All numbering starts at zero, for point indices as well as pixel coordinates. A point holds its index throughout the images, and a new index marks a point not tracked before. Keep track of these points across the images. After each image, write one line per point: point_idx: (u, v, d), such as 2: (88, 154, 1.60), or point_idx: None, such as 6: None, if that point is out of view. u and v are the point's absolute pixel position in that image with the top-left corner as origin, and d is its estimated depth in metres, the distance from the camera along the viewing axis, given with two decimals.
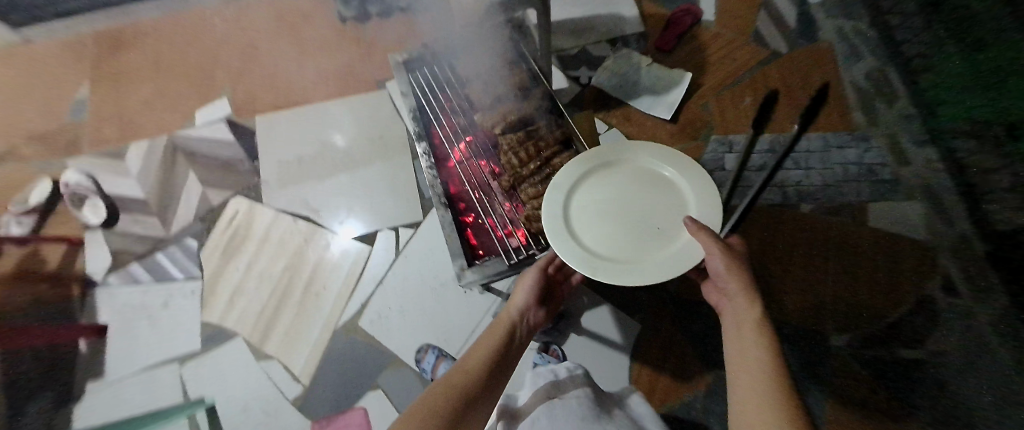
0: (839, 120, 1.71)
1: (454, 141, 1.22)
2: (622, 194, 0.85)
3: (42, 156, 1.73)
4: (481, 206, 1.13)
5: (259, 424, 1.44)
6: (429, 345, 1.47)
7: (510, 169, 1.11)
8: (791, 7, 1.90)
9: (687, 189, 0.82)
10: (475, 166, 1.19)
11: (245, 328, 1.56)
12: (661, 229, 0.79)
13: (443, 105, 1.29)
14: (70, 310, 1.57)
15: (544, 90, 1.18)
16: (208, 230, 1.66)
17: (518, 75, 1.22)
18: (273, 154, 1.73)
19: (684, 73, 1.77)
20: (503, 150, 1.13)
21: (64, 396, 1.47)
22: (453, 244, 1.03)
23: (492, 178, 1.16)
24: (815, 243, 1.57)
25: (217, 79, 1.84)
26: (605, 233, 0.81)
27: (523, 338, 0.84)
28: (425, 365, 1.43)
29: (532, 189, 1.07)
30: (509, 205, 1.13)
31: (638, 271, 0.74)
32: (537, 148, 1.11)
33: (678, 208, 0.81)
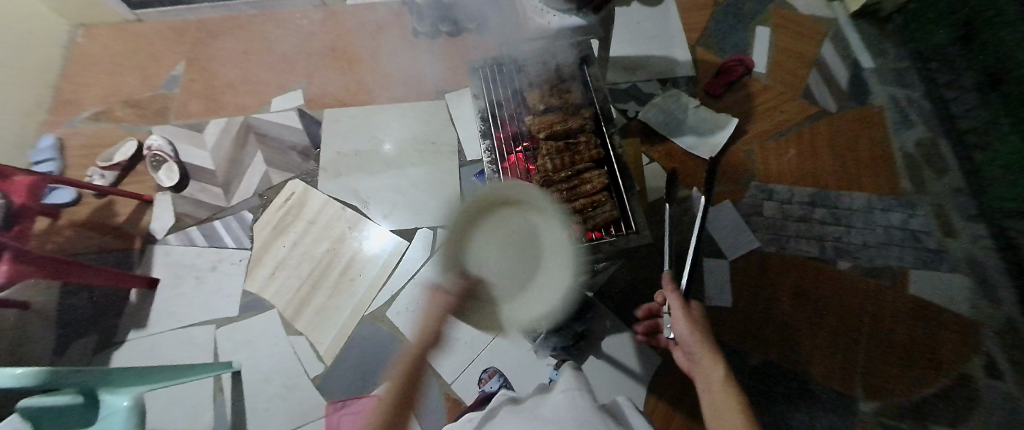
0: (886, 183, 1.70)
1: (506, 138, 1.22)
2: (510, 236, 0.84)
3: (133, 120, 1.92)
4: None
5: (279, 395, 1.50)
6: (493, 369, 1.47)
7: (549, 175, 1.12)
8: (846, 68, 1.93)
9: (540, 220, 0.87)
10: (514, 162, 1.20)
11: (280, 302, 1.64)
12: (530, 262, 0.82)
13: (502, 99, 1.27)
14: (129, 261, 1.69)
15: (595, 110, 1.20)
16: (264, 206, 1.78)
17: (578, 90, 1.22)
18: (333, 144, 1.86)
19: (730, 118, 1.83)
20: (540, 154, 1.15)
21: (108, 339, 1.57)
22: None
23: (526, 177, 1.17)
24: (856, 302, 1.53)
25: (295, 72, 2.01)
26: (502, 266, 0.79)
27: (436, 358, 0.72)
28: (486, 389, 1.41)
29: (560, 195, 1.09)
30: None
31: (529, 303, 0.78)
32: (572, 159, 1.13)
33: (534, 240, 0.85)
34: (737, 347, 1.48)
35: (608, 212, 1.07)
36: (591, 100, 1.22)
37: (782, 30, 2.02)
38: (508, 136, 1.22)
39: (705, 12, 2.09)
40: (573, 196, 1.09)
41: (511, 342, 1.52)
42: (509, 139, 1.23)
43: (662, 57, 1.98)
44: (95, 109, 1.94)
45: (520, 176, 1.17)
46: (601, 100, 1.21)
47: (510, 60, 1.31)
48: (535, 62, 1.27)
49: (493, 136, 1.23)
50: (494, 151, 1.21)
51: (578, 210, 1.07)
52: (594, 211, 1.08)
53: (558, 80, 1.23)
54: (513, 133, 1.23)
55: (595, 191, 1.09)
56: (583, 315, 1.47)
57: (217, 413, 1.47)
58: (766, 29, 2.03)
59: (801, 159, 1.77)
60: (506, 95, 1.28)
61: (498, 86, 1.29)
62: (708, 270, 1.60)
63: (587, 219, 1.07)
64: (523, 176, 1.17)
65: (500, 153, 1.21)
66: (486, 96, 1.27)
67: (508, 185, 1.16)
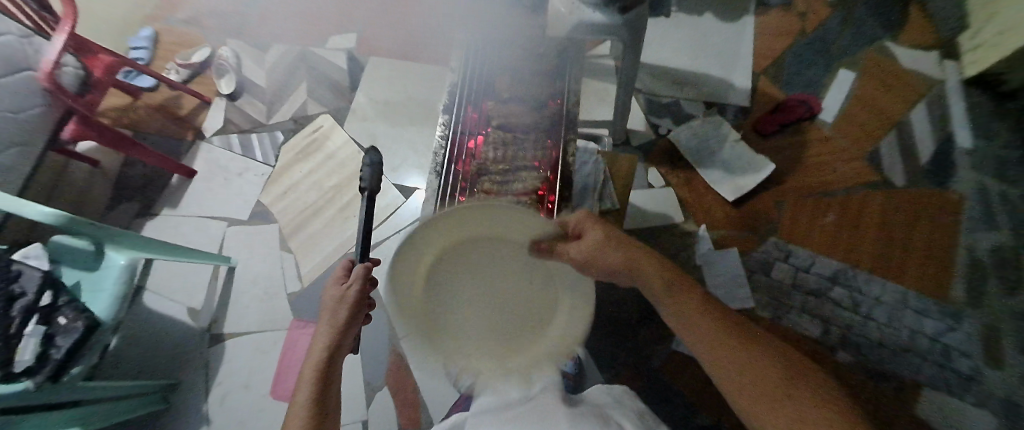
0: (933, 282, 1.45)
1: (468, 123, 1.18)
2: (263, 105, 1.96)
3: (215, 29, 2.16)
4: (450, 181, 1.10)
5: (259, 298, 1.71)
6: None
7: (488, 163, 1.13)
8: (933, 140, 1.63)
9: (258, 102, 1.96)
10: (465, 141, 1.16)
11: (284, 219, 1.82)
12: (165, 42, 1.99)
13: (474, 83, 1.22)
14: (180, 149, 1.95)
15: (554, 115, 1.16)
16: (295, 131, 1.95)
17: (546, 90, 1.19)
18: (369, 91, 1.97)
19: (768, 164, 1.63)
20: (489, 143, 1.13)
21: (147, 209, 1.84)
22: (428, 207, 1.07)
23: (475, 159, 1.13)
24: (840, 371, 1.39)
25: (355, 16, 2.12)
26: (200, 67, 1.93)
27: (342, 347, 0.85)
28: None
29: (493, 186, 1.10)
30: (468, 193, 1.10)
31: None
32: (517, 154, 1.12)
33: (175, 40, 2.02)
34: (686, 398, 1.40)
35: (531, 215, 1.05)
36: (561, 100, 1.18)
37: (870, 80, 1.75)
38: (465, 116, 1.18)
39: (787, 38, 1.84)
40: (503, 191, 1.09)
41: None
42: (471, 122, 1.18)
43: (718, 78, 1.80)
44: (187, 13, 2.21)
45: (466, 158, 1.14)
46: (570, 106, 1.16)
47: (498, 50, 1.27)
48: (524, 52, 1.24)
49: (459, 119, 1.17)
50: (451, 126, 1.15)
51: (501, 206, 1.05)
52: (518, 210, 1.06)
53: (536, 74, 1.21)
54: (476, 115, 1.19)
55: (525, 191, 1.09)
56: None
57: (209, 297, 1.72)
58: (851, 74, 1.76)
59: (838, 228, 1.56)
60: (479, 80, 1.23)
61: (474, 71, 1.24)
62: None
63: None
64: (467, 158, 1.14)
65: (458, 128, 1.16)
66: (460, 80, 1.23)
67: (455, 165, 1.12)
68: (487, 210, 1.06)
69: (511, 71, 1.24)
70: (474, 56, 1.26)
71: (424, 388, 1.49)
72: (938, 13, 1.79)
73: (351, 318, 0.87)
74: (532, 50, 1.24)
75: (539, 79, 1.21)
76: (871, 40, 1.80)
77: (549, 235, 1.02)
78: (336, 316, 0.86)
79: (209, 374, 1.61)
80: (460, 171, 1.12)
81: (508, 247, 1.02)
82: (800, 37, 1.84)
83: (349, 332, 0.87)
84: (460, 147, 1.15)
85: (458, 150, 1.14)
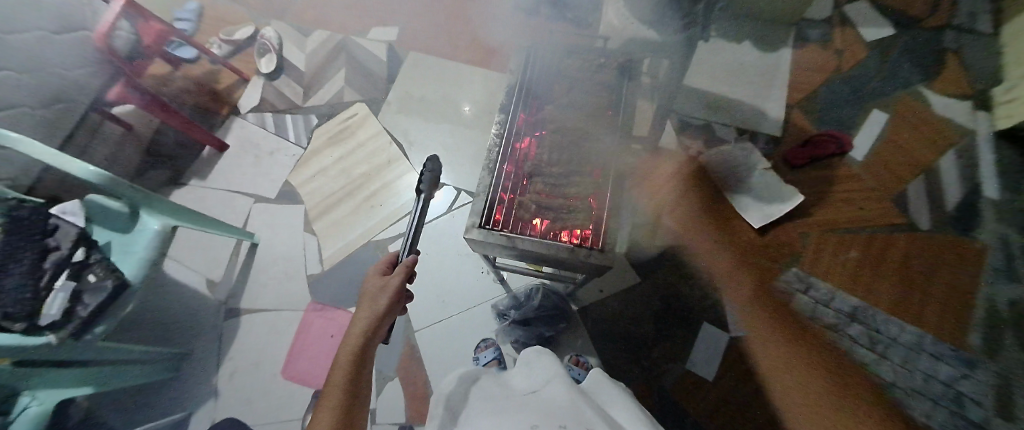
0: (950, 328, 1.45)
1: (523, 125, 1.22)
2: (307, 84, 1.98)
3: (260, 10, 2.20)
4: (499, 179, 1.13)
5: (278, 277, 1.73)
6: (492, 341, 1.49)
7: (542, 164, 1.16)
8: (960, 189, 1.65)
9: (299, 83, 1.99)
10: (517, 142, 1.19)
11: (310, 202, 1.83)
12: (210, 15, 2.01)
13: (531, 87, 1.26)
14: (214, 122, 1.97)
15: (609, 124, 1.21)
16: (329, 117, 1.98)
17: (602, 99, 1.24)
18: (406, 84, 2.00)
19: (796, 195, 1.63)
20: (543, 147, 1.18)
21: (176, 178, 1.86)
22: (477, 202, 1.08)
23: (528, 160, 1.17)
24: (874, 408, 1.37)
25: (399, 10, 2.16)
26: None
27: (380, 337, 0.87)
28: (480, 356, 1.44)
29: (545, 188, 1.13)
30: (518, 193, 1.12)
31: None
32: (569, 159, 1.16)
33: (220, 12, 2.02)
34: (696, 419, 1.40)
35: None
36: (615, 111, 1.22)
37: (901, 123, 1.77)
38: (521, 119, 1.22)
39: (823, 74, 1.87)
40: (554, 194, 1.12)
41: (482, 319, 1.58)
42: (521, 124, 1.22)
43: (752, 106, 1.82)
44: None
45: (517, 158, 1.17)
46: (624, 117, 1.20)
47: (557, 55, 1.31)
48: (583, 61, 1.29)
49: (515, 121, 1.21)
50: (505, 126, 1.19)
51: (552, 208, 1.10)
52: (568, 213, 1.08)
53: (591, 85, 1.26)
54: (527, 118, 1.22)
55: (576, 197, 1.12)
56: (555, 322, 1.51)
57: (229, 271, 1.73)
58: (884, 115, 1.79)
59: (861, 265, 1.57)
60: (536, 85, 1.27)
61: (531, 75, 1.28)
62: (702, 333, 1.50)
63: (557, 220, 1.09)
64: (518, 158, 1.17)
65: (512, 129, 1.20)
66: (517, 83, 1.27)
67: (506, 165, 1.15)
68: (539, 211, 1.10)
69: (569, 78, 1.28)
70: (533, 60, 1.30)
71: (436, 383, 1.50)
72: (974, 65, 1.82)
73: (390, 307, 0.89)
74: (591, 60, 1.29)
75: (596, 89, 1.26)
76: (906, 84, 1.83)
77: (597, 242, 1.03)
78: (377, 302, 0.88)
79: (222, 347, 1.62)
80: (510, 171, 1.15)
81: (555, 249, 1.02)
82: (836, 74, 1.87)
83: (387, 317, 0.89)
84: (512, 148, 1.18)
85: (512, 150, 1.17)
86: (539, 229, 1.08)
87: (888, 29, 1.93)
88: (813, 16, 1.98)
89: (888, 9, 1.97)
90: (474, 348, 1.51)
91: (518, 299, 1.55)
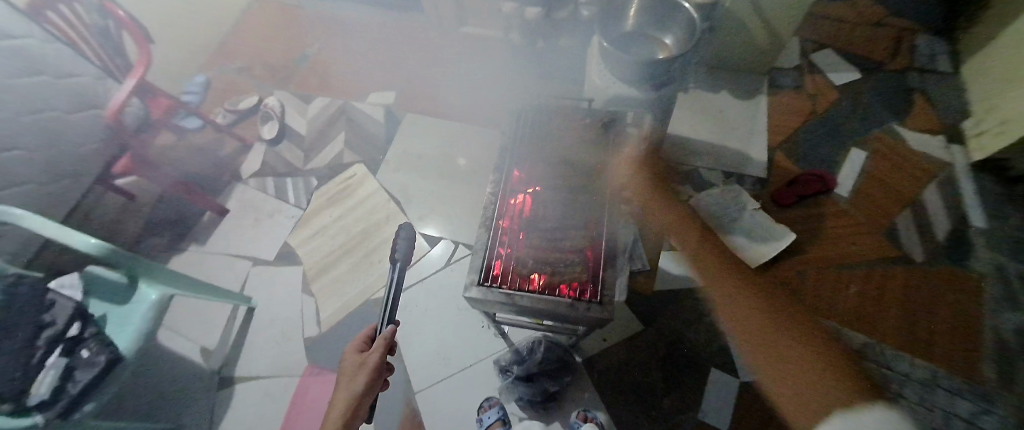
0: (961, 361, 1.42)
1: (516, 182, 1.26)
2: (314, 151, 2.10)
3: (266, 81, 2.34)
4: (496, 236, 1.16)
5: (274, 342, 1.69)
6: (495, 400, 1.43)
7: (536, 220, 1.17)
8: (947, 220, 1.68)
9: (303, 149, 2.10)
10: (511, 198, 1.23)
11: (309, 262, 1.84)
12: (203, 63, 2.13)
13: (523, 147, 1.33)
14: (216, 188, 2.02)
15: (599, 176, 1.23)
16: (329, 177, 2.04)
17: (592, 153, 1.27)
18: (404, 143, 2.08)
19: (788, 232, 1.67)
20: (535, 202, 1.21)
21: (175, 244, 1.88)
22: (474, 260, 1.11)
23: (522, 216, 1.19)
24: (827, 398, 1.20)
25: (397, 76, 2.31)
26: None
27: (361, 417, 0.87)
28: (484, 417, 1.38)
29: (539, 243, 1.13)
30: (514, 248, 1.14)
31: None
32: (562, 213, 1.17)
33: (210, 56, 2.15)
34: None
35: (576, 273, 1.07)
36: (605, 164, 1.25)
37: (881, 160, 1.84)
38: (514, 176, 1.27)
39: (799, 118, 1.98)
40: (551, 248, 1.13)
41: (484, 375, 1.53)
42: (514, 181, 1.26)
43: (735, 150, 1.90)
44: (241, 65, 2.40)
45: (512, 213, 1.20)
46: (614, 169, 1.24)
47: (546, 115, 1.39)
48: (571, 118, 1.36)
49: (510, 181, 1.26)
50: (499, 184, 1.24)
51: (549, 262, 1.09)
52: (565, 267, 1.08)
53: (578, 140, 1.30)
54: (522, 175, 1.27)
55: (573, 250, 1.12)
56: (559, 376, 1.43)
57: (224, 337, 1.70)
58: (863, 153, 1.86)
59: (862, 300, 1.57)
60: (527, 144, 1.34)
61: (522, 136, 1.35)
62: (711, 380, 1.46)
63: (556, 273, 1.08)
64: (513, 215, 1.20)
65: (506, 187, 1.25)
66: (510, 144, 1.34)
67: (501, 222, 1.18)
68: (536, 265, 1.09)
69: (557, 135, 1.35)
70: (525, 122, 1.38)
71: None
72: (940, 103, 1.94)
73: (369, 385, 0.88)
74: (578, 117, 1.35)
75: (584, 143, 1.30)
76: (879, 122, 1.93)
77: (594, 294, 1.03)
78: (355, 379, 0.88)
79: (212, 420, 1.54)
80: (505, 226, 1.18)
81: (555, 304, 1.02)
82: (811, 117, 1.97)
83: (369, 393, 0.89)
84: (505, 204, 1.22)
85: (506, 206, 1.21)
86: (538, 283, 1.07)
87: (855, 73, 2.07)
88: (783, 64, 2.13)
89: (852, 56, 2.13)
90: (480, 407, 1.44)
91: (521, 354, 1.46)
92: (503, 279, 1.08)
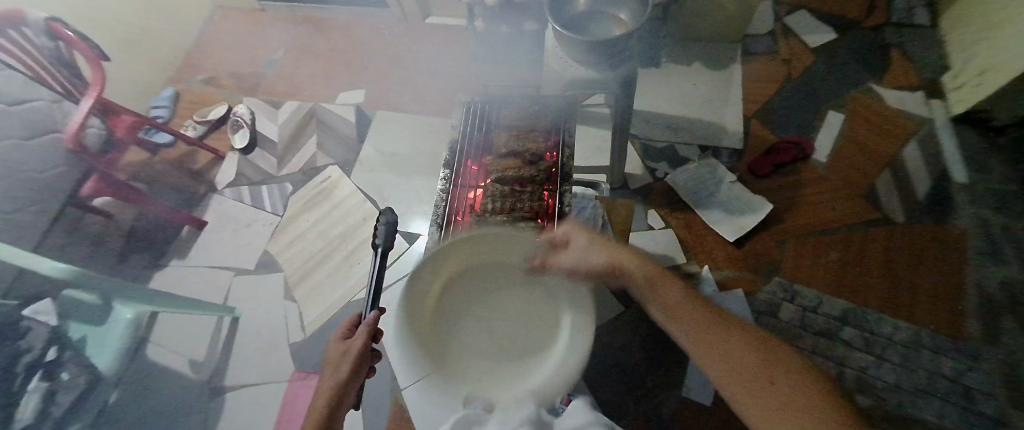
0: (946, 319, 1.40)
1: (468, 178, 1.26)
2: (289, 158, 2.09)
3: (234, 90, 2.31)
4: (450, 232, 1.15)
5: (261, 350, 1.70)
6: None
7: (486, 213, 1.16)
8: (929, 177, 1.65)
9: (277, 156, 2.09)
10: (463, 193, 1.22)
11: (290, 268, 1.85)
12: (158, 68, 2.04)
13: (473, 141, 1.32)
14: (193, 202, 2.02)
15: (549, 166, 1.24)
16: (305, 181, 2.03)
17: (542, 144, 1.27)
18: (377, 141, 2.06)
19: (764, 203, 1.66)
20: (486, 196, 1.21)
21: (156, 260, 1.88)
22: (428, 257, 1.10)
23: (473, 210, 1.19)
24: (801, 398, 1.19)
25: (365, 74, 2.27)
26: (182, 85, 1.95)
27: (344, 407, 0.85)
28: None
29: None
30: None
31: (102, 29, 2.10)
32: (512, 205, 1.17)
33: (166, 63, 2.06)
34: None
35: (527, 265, 1.07)
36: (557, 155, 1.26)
37: (859, 120, 1.81)
38: (464, 171, 1.26)
39: (774, 85, 1.94)
40: (500, 241, 1.11)
41: None
42: (467, 177, 1.26)
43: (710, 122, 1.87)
44: (208, 75, 2.37)
45: (464, 208, 1.20)
46: (565, 158, 1.25)
47: (498, 107, 1.39)
48: (522, 108, 1.35)
49: (461, 177, 1.25)
50: (450, 179, 1.23)
51: (499, 255, 1.08)
52: (516, 259, 1.08)
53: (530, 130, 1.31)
54: (476, 168, 1.28)
55: (522, 242, 1.11)
56: None
57: (212, 349, 1.71)
58: (840, 115, 1.82)
59: (843, 265, 1.55)
60: (477, 138, 1.33)
61: (474, 130, 1.34)
62: (694, 356, 1.45)
63: (506, 266, 1.07)
64: (466, 209, 1.20)
65: (457, 183, 1.24)
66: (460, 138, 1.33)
67: (452, 217, 1.18)
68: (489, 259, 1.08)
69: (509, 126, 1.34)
70: (476, 114, 1.37)
71: None
72: (918, 58, 1.89)
73: (354, 371, 0.87)
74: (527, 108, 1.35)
75: (534, 133, 1.31)
76: (856, 82, 1.89)
77: (546, 284, 1.04)
78: (338, 369, 0.86)
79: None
80: (458, 222, 1.18)
81: None
82: (786, 82, 1.93)
83: (354, 382, 0.87)
84: (456, 199, 1.21)
85: (457, 201, 1.21)
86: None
87: (830, 34, 2.02)
88: (756, 30, 2.08)
89: (826, 16, 2.07)
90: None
91: None
92: (456, 274, 1.09)
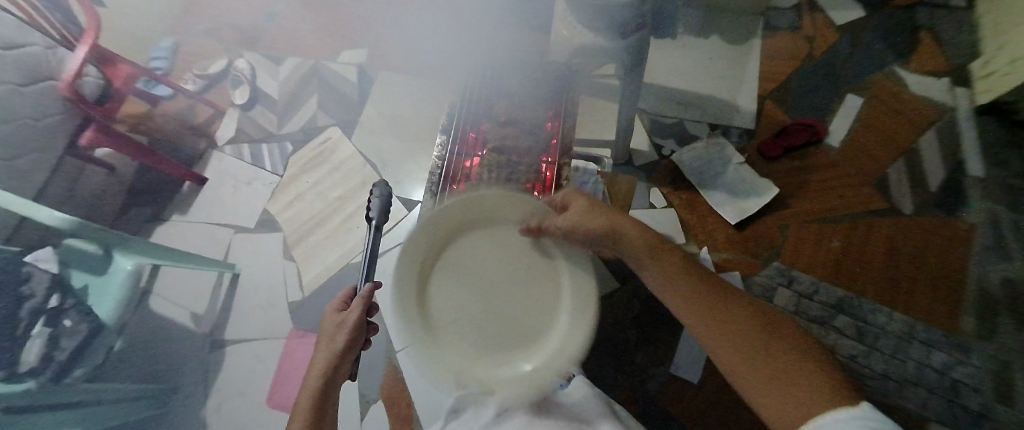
0: (943, 314, 1.40)
1: (466, 146, 1.23)
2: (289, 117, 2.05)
3: (233, 43, 2.24)
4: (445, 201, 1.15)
5: (260, 306, 1.73)
6: None
7: (483, 183, 1.16)
8: (943, 169, 1.60)
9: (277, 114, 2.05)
10: (460, 161, 1.21)
11: (289, 228, 1.85)
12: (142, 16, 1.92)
13: (473, 107, 1.29)
14: (193, 157, 2.00)
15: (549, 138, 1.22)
16: (305, 142, 2.00)
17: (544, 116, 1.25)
18: (378, 104, 2.01)
19: (770, 187, 1.62)
20: (484, 165, 1.20)
21: (157, 214, 1.89)
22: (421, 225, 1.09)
23: (470, 179, 1.18)
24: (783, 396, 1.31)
25: (368, 32, 2.18)
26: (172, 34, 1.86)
27: (343, 373, 0.87)
28: None
29: None
30: None
31: None
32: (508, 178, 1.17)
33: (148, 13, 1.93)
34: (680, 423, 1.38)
35: None
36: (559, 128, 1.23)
37: (879, 106, 1.73)
38: (462, 137, 1.23)
39: (793, 63, 1.84)
40: None
41: None
42: (466, 144, 1.24)
43: (723, 100, 1.80)
44: (206, 25, 2.29)
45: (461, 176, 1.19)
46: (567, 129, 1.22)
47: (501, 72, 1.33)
48: (526, 77, 1.32)
49: (460, 144, 1.23)
50: (447, 146, 1.21)
51: None
52: None
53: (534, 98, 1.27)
54: (475, 136, 1.25)
55: None
56: None
57: (212, 303, 1.75)
58: (859, 99, 1.75)
59: (845, 253, 1.53)
60: (478, 103, 1.29)
61: (475, 95, 1.30)
62: (685, 334, 1.47)
63: None
64: (462, 177, 1.19)
65: (455, 150, 1.22)
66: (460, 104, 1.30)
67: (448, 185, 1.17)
68: None
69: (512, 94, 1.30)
70: (479, 79, 1.33)
71: (416, 401, 1.49)
72: (949, 41, 1.78)
73: (352, 342, 0.87)
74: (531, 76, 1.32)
75: (537, 103, 1.29)
76: (880, 65, 1.80)
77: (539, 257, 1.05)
78: (334, 339, 0.87)
79: (208, 380, 1.62)
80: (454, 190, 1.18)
81: None
82: (807, 61, 1.84)
83: (352, 350, 0.88)
84: (454, 167, 1.20)
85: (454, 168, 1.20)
86: None
87: (858, 11, 1.90)
88: (780, 3, 1.96)
89: None
90: None
91: None
92: None
